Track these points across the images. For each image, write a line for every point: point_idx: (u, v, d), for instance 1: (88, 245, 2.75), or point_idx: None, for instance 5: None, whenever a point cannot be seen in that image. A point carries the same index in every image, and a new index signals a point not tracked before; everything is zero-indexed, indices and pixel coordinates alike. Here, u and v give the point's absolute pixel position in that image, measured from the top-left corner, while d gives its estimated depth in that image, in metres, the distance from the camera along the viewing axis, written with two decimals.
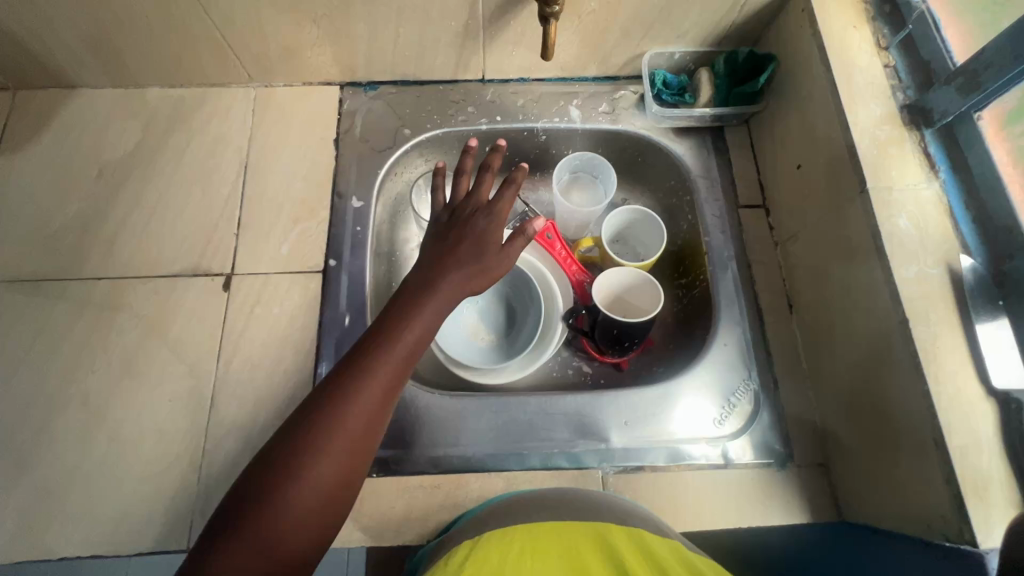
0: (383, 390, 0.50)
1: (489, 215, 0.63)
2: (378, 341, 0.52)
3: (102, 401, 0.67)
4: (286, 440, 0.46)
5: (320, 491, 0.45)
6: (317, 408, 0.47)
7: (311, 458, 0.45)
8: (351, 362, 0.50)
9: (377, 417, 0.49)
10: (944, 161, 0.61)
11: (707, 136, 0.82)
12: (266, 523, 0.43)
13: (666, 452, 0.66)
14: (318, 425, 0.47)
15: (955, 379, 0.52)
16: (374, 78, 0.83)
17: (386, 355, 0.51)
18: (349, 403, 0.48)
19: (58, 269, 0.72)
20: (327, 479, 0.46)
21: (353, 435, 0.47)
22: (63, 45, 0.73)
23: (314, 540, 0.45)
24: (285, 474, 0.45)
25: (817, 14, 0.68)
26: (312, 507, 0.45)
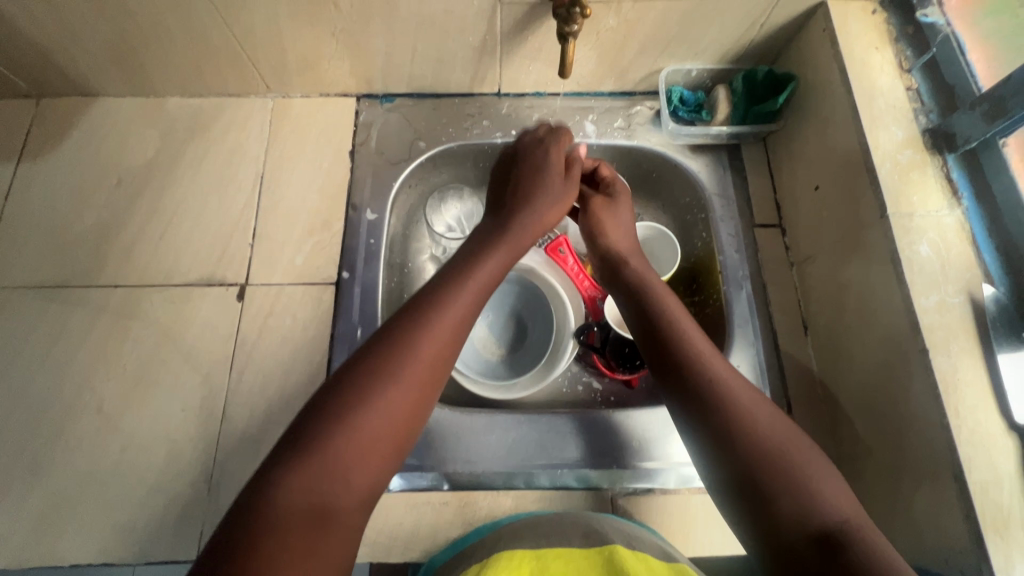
0: (451, 335, 0.50)
1: (548, 149, 0.68)
2: (447, 286, 0.52)
3: (116, 409, 0.68)
4: (352, 374, 0.46)
5: (385, 425, 0.45)
6: (396, 331, 0.48)
7: (375, 390, 0.45)
8: (417, 303, 0.51)
9: (444, 360, 0.49)
10: (968, 187, 0.60)
11: (724, 154, 0.82)
12: (333, 445, 0.43)
13: (676, 475, 0.66)
14: (396, 346, 0.47)
15: (975, 413, 0.51)
16: (390, 90, 0.83)
17: (452, 300, 0.51)
18: (416, 341, 0.48)
19: (77, 276, 0.73)
20: (396, 406, 0.45)
21: (418, 371, 0.47)
22: (87, 55, 0.74)
23: (376, 473, 0.44)
24: (357, 402, 0.45)
25: (839, 34, 0.67)
26: (377, 441, 0.44)
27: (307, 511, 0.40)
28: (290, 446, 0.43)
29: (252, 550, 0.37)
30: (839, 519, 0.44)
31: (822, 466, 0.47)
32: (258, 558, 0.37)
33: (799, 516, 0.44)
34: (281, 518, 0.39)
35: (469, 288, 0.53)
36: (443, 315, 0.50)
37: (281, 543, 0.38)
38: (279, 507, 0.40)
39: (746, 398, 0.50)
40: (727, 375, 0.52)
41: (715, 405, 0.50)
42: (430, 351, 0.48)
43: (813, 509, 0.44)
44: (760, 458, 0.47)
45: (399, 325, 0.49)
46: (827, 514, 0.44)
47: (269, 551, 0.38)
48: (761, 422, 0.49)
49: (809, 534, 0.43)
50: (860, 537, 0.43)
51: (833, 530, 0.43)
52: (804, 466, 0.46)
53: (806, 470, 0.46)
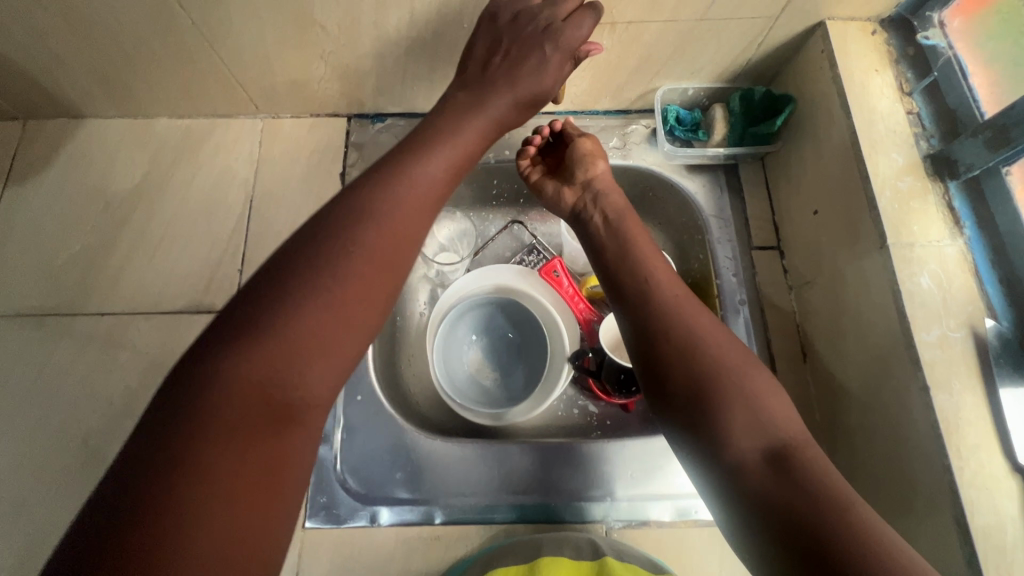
0: (399, 228, 0.46)
1: (558, 41, 0.61)
2: (386, 181, 0.48)
3: (104, 441, 0.67)
4: (281, 272, 0.41)
5: (331, 319, 0.41)
6: (340, 215, 0.45)
7: (318, 282, 0.41)
8: (358, 198, 0.46)
9: (397, 253, 0.45)
10: (970, 216, 0.59)
11: (721, 174, 0.80)
12: (276, 334, 0.39)
13: (672, 507, 0.65)
14: (344, 225, 0.44)
15: (978, 453, 0.50)
16: (381, 110, 0.82)
17: (398, 196, 0.47)
18: (358, 236, 0.44)
19: (64, 304, 0.72)
20: (346, 289, 0.42)
21: (370, 246, 0.44)
22: (73, 79, 0.73)
23: (327, 366, 0.40)
24: (306, 281, 0.41)
25: (837, 56, 0.66)
26: (325, 336, 0.40)
27: (260, 415, 0.37)
28: (221, 352, 0.38)
29: (191, 470, 0.34)
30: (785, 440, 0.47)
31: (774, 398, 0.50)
32: (200, 475, 0.34)
33: (752, 441, 0.47)
34: (228, 424, 0.36)
35: (419, 187, 0.49)
36: (390, 210, 0.46)
37: (231, 453, 0.35)
38: (227, 396, 0.37)
39: (708, 338, 0.53)
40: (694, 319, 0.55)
41: (677, 346, 0.53)
42: (378, 243, 0.44)
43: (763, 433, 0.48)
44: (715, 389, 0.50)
45: (338, 220, 0.45)
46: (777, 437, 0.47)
47: (217, 461, 0.35)
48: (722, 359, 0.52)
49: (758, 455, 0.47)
50: (802, 455, 0.47)
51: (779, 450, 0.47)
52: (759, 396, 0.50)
53: (760, 399, 0.50)
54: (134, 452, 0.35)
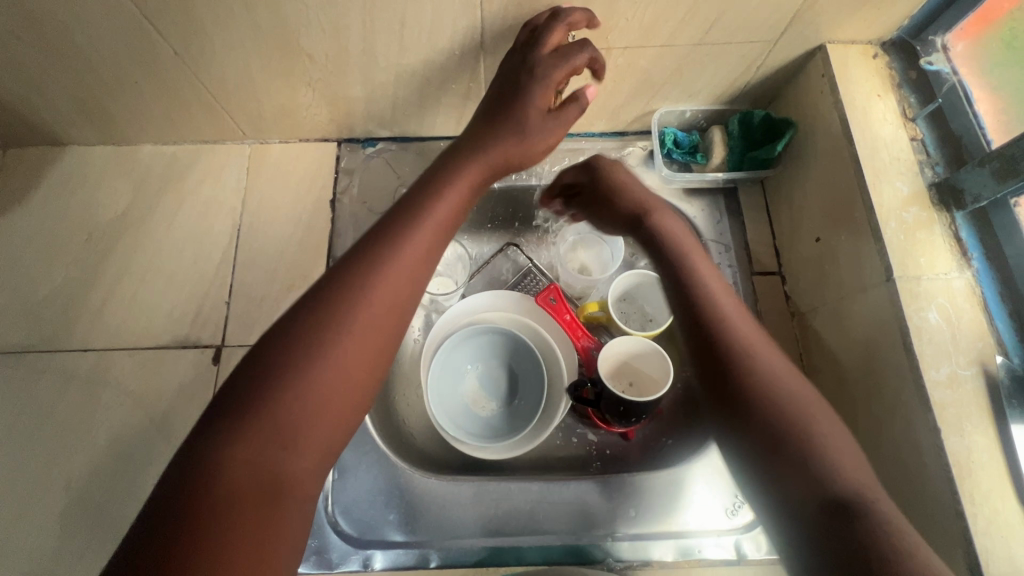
0: (393, 298, 0.45)
1: (541, 82, 0.57)
2: (381, 248, 0.46)
3: (85, 485, 0.64)
4: (276, 348, 0.41)
5: (324, 399, 0.41)
6: (340, 282, 0.44)
7: (320, 353, 0.41)
8: (350, 268, 0.45)
9: (391, 330, 0.45)
10: (977, 247, 0.57)
11: (720, 197, 0.78)
12: (277, 412, 0.39)
13: (674, 546, 0.63)
14: (343, 291, 0.44)
15: (992, 498, 0.49)
16: (372, 135, 0.80)
17: (390, 261, 0.46)
18: (351, 311, 0.43)
19: (45, 341, 0.70)
20: (349, 358, 0.42)
21: (373, 314, 0.44)
22: (53, 108, 0.71)
23: (329, 433, 0.41)
24: (305, 354, 0.41)
25: (838, 82, 0.64)
26: (318, 413, 0.40)
27: (255, 493, 0.37)
28: (221, 435, 0.38)
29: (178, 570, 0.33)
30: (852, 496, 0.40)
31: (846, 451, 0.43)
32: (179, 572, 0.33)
33: (816, 492, 0.40)
34: (222, 510, 0.36)
35: (420, 243, 0.48)
36: (382, 280, 0.45)
37: (215, 542, 0.35)
38: (223, 476, 0.37)
39: (780, 374, 0.47)
40: (762, 351, 0.49)
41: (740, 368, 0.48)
42: (374, 315, 0.44)
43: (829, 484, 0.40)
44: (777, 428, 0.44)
45: (333, 293, 0.44)
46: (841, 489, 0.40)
47: (201, 555, 0.34)
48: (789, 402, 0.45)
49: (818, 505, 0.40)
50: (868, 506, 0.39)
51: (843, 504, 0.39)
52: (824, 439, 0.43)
53: (834, 448, 0.43)
54: (125, 548, 0.35)
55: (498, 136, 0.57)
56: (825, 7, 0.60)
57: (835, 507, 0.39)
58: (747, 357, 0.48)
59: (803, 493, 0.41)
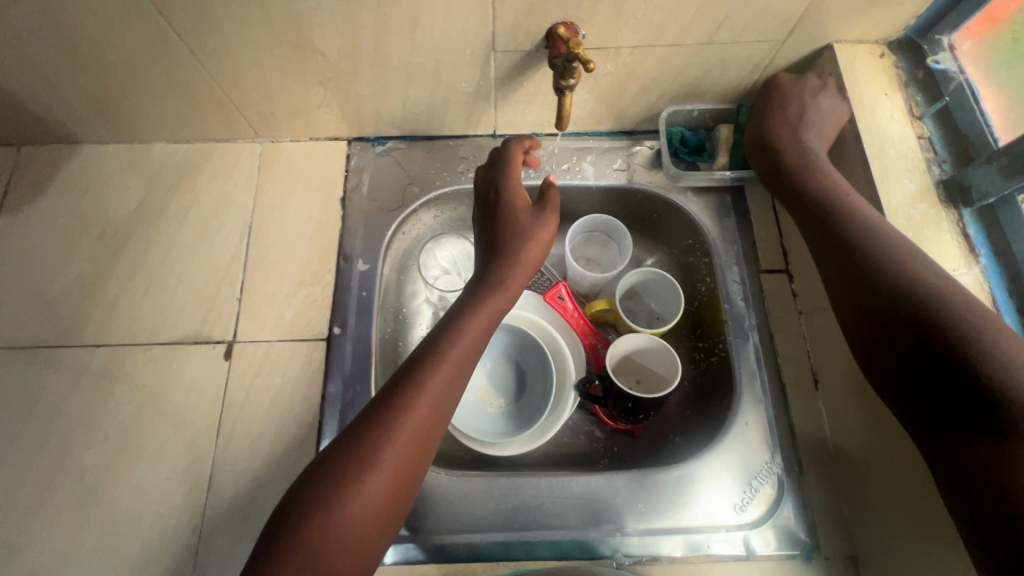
0: (429, 422, 0.50)
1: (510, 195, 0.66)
2: (418, 377, 0.51)
3: (97, 480, 0.65)
4: (332, 470, 0.46)
5: (367, 517, 0.45)
6: (382, 410, 0.49)
7: (361, 479, 0.45)
8: (395, 390, 0.50)
9: (425, 452, 0.49)
10: (985, 244, 0.58)
11: (727, 196, 0.79)
12: (322, 534, 0.43)
13: (683, 541, 0.63)
14: (383, 419, 0.48)
15: None
16: (382, 134, 0.81)
17: (428, 385, 0.51)
18: (394, 437, 0.48)
19: (58, 336, 0.71)
20: (383, 487, 0.46)
21: (407, 443, 0.48)
22: (67, 107, 0.72)
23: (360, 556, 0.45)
24: (349, 479, 0.45)
25: (845, 80, 0.65)
26: (361, 528, 0.44)
27: None
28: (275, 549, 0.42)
29: None
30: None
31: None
32: None
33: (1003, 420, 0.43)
34: None
35: (450, 369, 0.52)
36: (422, 402, 0.50)
37: None
38: None
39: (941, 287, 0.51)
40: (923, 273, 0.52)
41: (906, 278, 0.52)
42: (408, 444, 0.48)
43: (1007, 403, 0.43)
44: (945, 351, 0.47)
45: (380, 420, 0.48)
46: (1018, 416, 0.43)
47: None
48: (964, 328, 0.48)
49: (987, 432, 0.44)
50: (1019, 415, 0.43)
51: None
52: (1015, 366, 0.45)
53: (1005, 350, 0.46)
54: None
55: (505, 253, 0.62)
56: (832, 6, 0.60)
57: (1004, 436, 0.43)
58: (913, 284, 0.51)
59: (966, 411, 0.45)
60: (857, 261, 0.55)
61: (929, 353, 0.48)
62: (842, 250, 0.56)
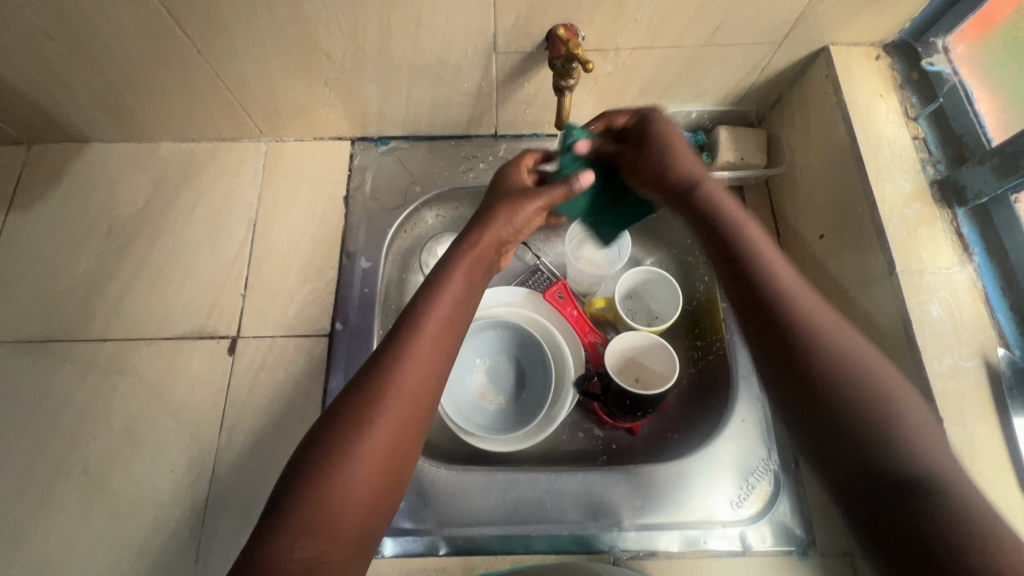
0: (420, 387, 0.49)
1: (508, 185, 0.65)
2: (406, 334, 0.51)
3: (102, 471, 0.66)
4: (323, 442, 0.45)
5: (366, 484, 0.44)
6: (371, 372, 0.49)
7: (360, 438, 0.45)
8: (387, 351, 0.50)
9: (422, 416, 0.49)
10: (978, 243, 0.59)
11: (726, 197, 0.80)
12: (326, 496, 0.42)
13: (680, 536, 0.64)
14: (376, 379, 0.48)
15: (994, 487, 0.50)
16: (385, 133, 0.82)
17: (410, 352, 0.50)
18: (383, 404, 0.47)
19: (66, 331, 0.72)
20: (383, 444, 0.46)
21: (403, 398, 0.48)
22: (77, 105, 0.73)
23: (367, 518, 0.44)
24: (347, 439, 0.45)
25: (841, 82, 0.66)
26: (363, 488, 0.44)
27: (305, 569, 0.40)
28: (276, 519, 0.42)
29: None
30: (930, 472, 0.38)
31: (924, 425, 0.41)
32: None
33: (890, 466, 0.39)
34: None
35: (441, 325, 0.52)
36: (409, 365, 0.49)
37: None
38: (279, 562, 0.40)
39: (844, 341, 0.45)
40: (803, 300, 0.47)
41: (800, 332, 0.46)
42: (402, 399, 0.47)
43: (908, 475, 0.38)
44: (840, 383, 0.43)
45: (363, 391, 0.47)
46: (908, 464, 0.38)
47: None
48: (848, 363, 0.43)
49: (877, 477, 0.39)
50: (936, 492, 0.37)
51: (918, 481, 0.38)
52: (898, 412, 0.41)
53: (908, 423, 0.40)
54: None
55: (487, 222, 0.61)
56: (829, 8, 0.62)
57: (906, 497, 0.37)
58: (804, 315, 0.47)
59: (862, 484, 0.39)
60: (754, 299, 0.49)
61: (814, 393, 0.43)
62: (734, 271, 0.52)
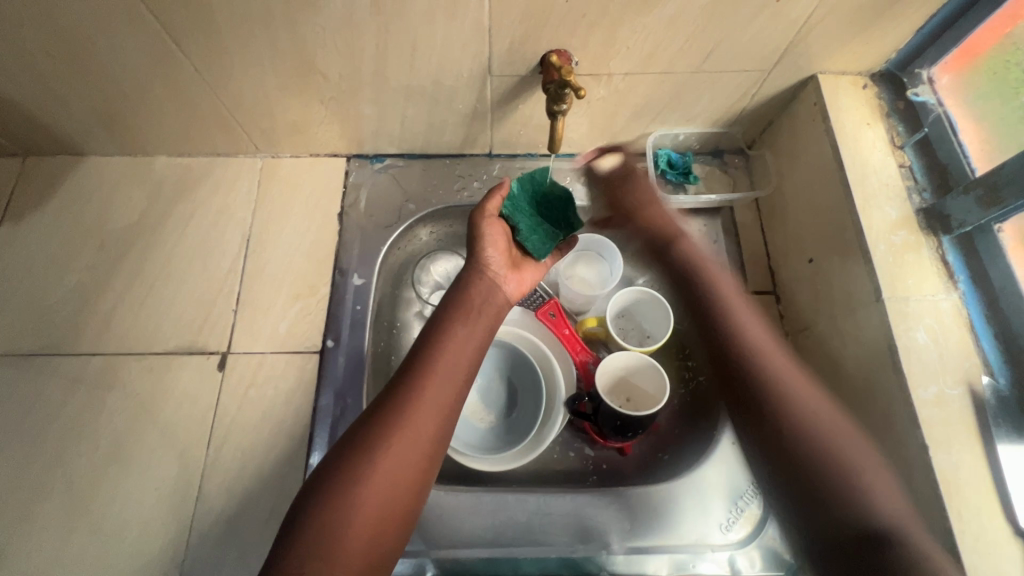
0: (430, 418, 0.52)
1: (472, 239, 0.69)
2: (416, 376, 0.54)
3: (87, 488, 0.65)
4: (329, 476, 0.48)
5: (370, 518, 0.47)
6: (380, 412, 0.51)
7: (364, 474, 0.48)
8: (394, 392, 0.53)
9: (430, 451, 0.51)
10: (963, 271, 0.60)
11: (717, 218, 0.81)
12: (328, 529, 0.45)
13: (669, 561, 0.64)
14: (382, 419, 0.51)
15: (979, 516, 0.51)
16: (380, 151, 0.82)
17: (424, 384, 0.53)
18: (383, 455, 0.49)
19: (55, 344, 0.71)
20: (385, 481, 0.48)
21: (408, 437, 0.50)
22: (74, 120, 0.73)
23: (369, 551, 0.46)
24: (351, 475, 0.48)
25: (830, 109, 0.67)
26: (365, 522, 0.46)
27: None
28: (284, 547, 0.45)
29: None
30: (891, 520, 0.49)
31: (868, 459, 0.53)
32: None
33: (858, 524, 0.49)
34: None
35: (448, 366, 0.56)
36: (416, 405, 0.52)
37: None
38: None
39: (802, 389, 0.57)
40: (778, 365, 0.59)
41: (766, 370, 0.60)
42: (408, 439, 0.50)
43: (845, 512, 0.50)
44: (812, 447, 0.54)
45: (375, 423, 0.51)
46: (873, 518, 0.49)
47: None
48: (807, 425, 0.55)
49: (854, 539, 0.49)
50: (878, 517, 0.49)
51: (880, 530, 0.48)
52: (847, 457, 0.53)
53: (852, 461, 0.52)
54: None
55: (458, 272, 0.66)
56: (816, 38, 0.63)
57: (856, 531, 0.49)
58: (764, 384, 0.58)
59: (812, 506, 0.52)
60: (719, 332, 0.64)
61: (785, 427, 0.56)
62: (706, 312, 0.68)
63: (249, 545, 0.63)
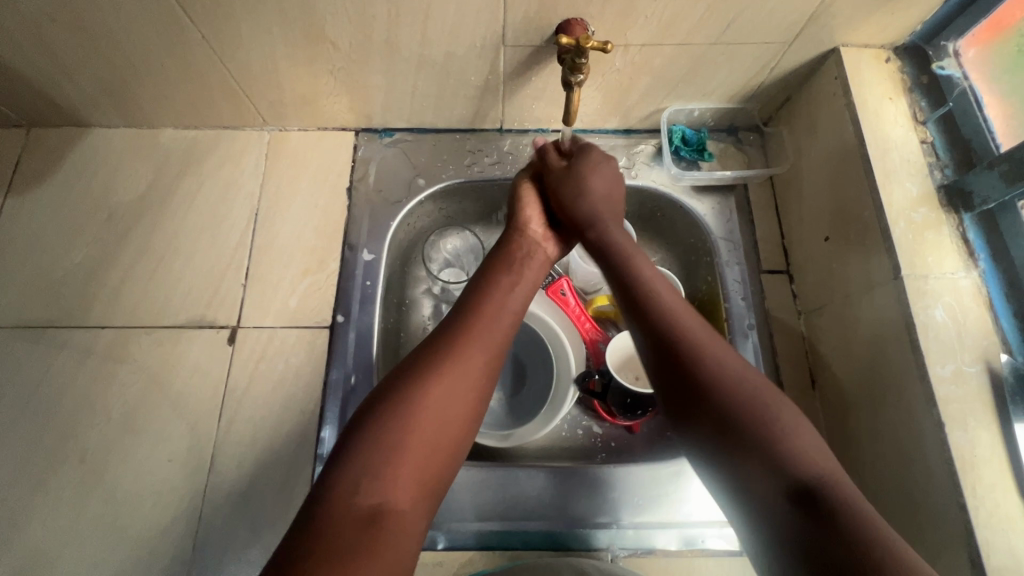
0: (482, 349, 0.52)
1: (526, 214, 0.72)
2: (468, 314, 0.54)
3: (100, 459, 0.65)
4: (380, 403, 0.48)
5: (422, 441, 0.46)
6: (433, 345, 0.52)
7: (416, 399, 0.47)
8: (443, 330, 0.53)
9: (485, 380, 0.51)
10: (983, 248, 0.59)
11: (730, 196, 0.79)
12: (381, 448, 0.44)
13: (678, 536, 0.64)
14: (433, 351, 0.51)
15: (994, 492, 0.51)
16: (390, 125, 0.81)
17: (474, 322, 0.54)
18: (435, 378, 0.49)
19: (64, 316, 0.71)
20: (435, 406, 0.47)
21: (461, 365, 0.50)
22: (79, 89, 0.72)
23: (421, 472, 0.45)
24: (402, 400, 0.47)
25: (851, 83, 0.66)
26: (416, 444, 0.45)
27: (358, 515, 0.41)
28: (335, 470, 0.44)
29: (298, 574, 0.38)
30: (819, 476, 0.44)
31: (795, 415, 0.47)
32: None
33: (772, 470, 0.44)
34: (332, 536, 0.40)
35: (496, 306, 0.56)
36: (468, 338, 0.52)
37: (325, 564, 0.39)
38: (335, 507, 0.42)
39: (690, 327, 0.53)
40: (669, 303, 0.54)
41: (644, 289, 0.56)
42: (462, 366, 0.50)
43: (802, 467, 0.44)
44: (731, 383, 0.48)
45: (428, 354, 0.51)
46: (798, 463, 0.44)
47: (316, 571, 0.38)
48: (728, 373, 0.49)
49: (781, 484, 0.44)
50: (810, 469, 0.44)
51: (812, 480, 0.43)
52: (744, 385, 0.49)
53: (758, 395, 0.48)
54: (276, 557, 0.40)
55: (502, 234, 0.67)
56: (841, 9, 0.61)
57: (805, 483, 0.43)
58: (661, 315, 0.53)
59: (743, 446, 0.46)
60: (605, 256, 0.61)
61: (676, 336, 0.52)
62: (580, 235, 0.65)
63: (262, 516, 0.63)
